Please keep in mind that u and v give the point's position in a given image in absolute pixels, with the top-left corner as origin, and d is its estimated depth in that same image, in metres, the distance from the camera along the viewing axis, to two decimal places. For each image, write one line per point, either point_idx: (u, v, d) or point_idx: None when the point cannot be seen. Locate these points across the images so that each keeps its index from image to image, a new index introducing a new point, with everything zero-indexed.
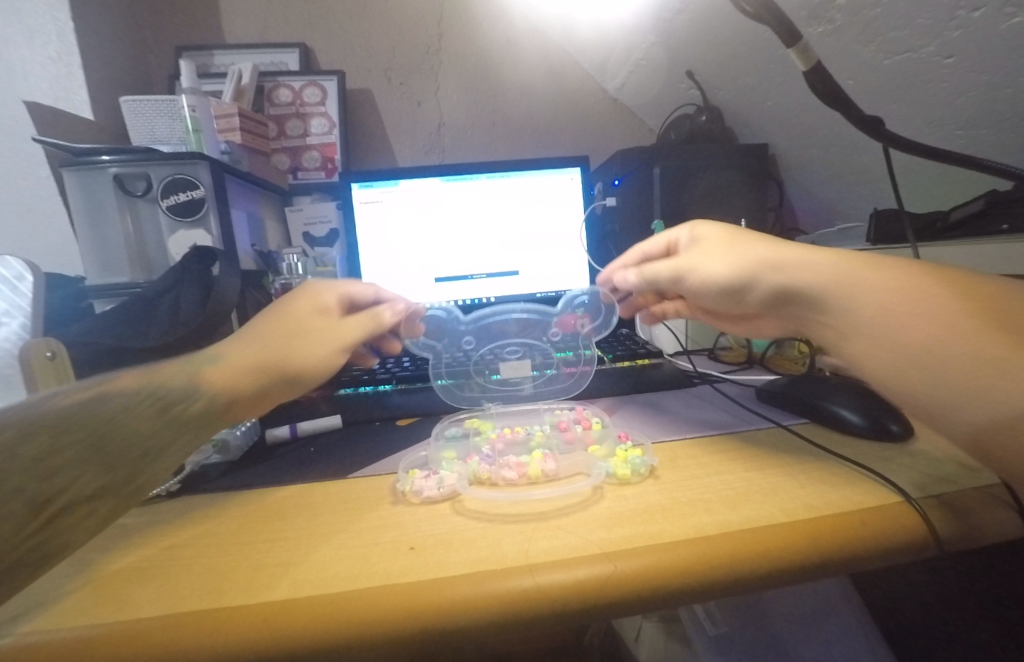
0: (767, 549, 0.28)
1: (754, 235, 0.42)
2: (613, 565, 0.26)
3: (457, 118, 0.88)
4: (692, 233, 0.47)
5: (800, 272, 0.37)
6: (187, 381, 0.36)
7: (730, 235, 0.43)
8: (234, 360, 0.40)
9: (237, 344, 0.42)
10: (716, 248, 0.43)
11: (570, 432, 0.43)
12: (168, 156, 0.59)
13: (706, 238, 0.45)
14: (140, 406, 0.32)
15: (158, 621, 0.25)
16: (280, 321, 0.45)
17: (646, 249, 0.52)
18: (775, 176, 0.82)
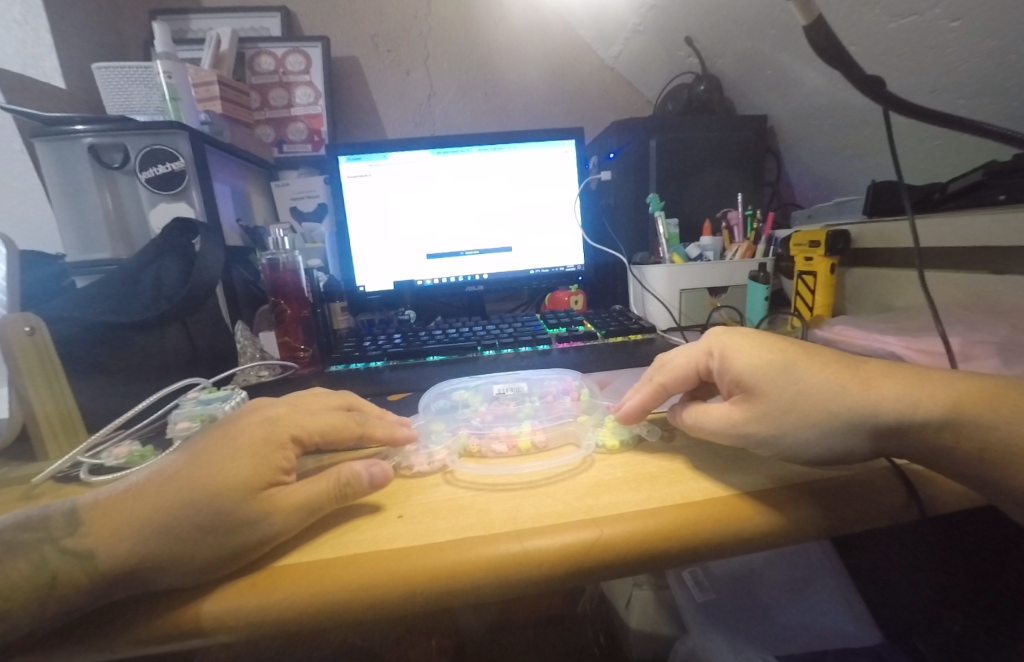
0: (755, 515, 0.28)
1: (794, 364, 0.31)
2: (599, 530, 0.26)
3: (447, 88, 0.86)
4: (726, 361, 0.33)
5: (861, 432, 0.28)
6: (79, 532, 0.25)
7: (780, 373, 0.31)
8: (137, 543, 0.25)
9: (138, 511, 0.26)
10: (785, 415, 0.30)
11: (559, 403, 0.42)
12: (144, 126, 0.57)
13: (760, 390, 0.31)
14: (28, 568, 0.24)
15: (141, 592, 0.25)
16: (183, 502, 0.26)
17: (667, 383, 0.37)
18: (772, 149, 0.81)
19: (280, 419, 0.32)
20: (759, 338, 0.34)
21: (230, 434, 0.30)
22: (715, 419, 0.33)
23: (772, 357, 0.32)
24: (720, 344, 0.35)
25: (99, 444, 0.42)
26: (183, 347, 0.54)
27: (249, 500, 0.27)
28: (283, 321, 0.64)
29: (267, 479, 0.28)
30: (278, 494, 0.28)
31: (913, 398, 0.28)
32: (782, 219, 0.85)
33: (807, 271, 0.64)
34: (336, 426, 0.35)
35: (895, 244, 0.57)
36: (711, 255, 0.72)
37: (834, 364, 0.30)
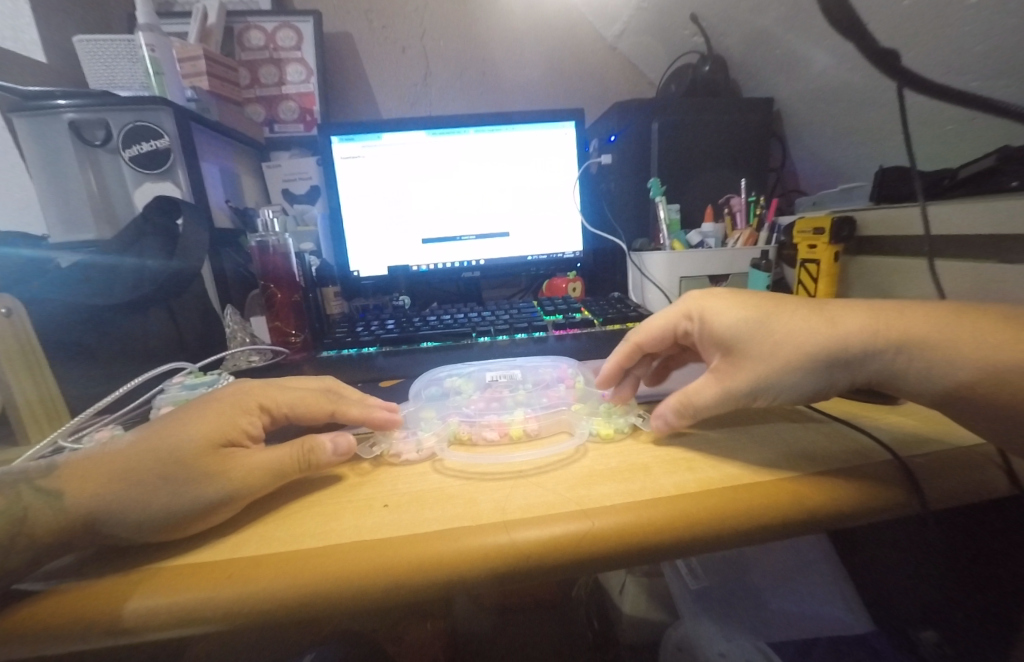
0: (752, 506, 0.27)
1: (774, 314, 0.32)
2: (590, 521, 0.25)
3: (443, 67, 0.83)
4: (707, 323, 0.34)
5: (827, 366, 0.30)
6: (54, 478, 0.27)
7: (762, 324, 0.32)
8: (108, 486, 0.26)
9: (105, 465, 0.27)
10: (771, 363, 0.31)
11: (554, 392, 0.41)
12: (127, 101, 0.55)
13: (743, 348, 0.32)
14: (6, 503, 0.26)
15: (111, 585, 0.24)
16: (149, 457, 0.27)
17: (643, 341, 0.38)
18: (777, 133, 0.79)
19: (253, 391, 0.34)
20: (739, 294, 0.35)
21: (203, 405, 0.31)
22: (708, 388, 0.33)
23: (751, 310, 0.32)
24: (697, 306, 0.35)
25: (81, 428, 0.41)
26: (169, 331, 0.53)
27: (205, 454, 0.28)
28: (273, 307, 0.63)
29: (229, 438, 0.29)
30: (236, 453, 0.29)
31: (878, 329, 0.30)
32: (786, 206, 0.83)
33: (810, 259, 0.62)
34: (307, 401, 0.35)
35: (906, 230, 0.55)
36: (712, 242, 0.70)
37: (807, 310, 0.32)
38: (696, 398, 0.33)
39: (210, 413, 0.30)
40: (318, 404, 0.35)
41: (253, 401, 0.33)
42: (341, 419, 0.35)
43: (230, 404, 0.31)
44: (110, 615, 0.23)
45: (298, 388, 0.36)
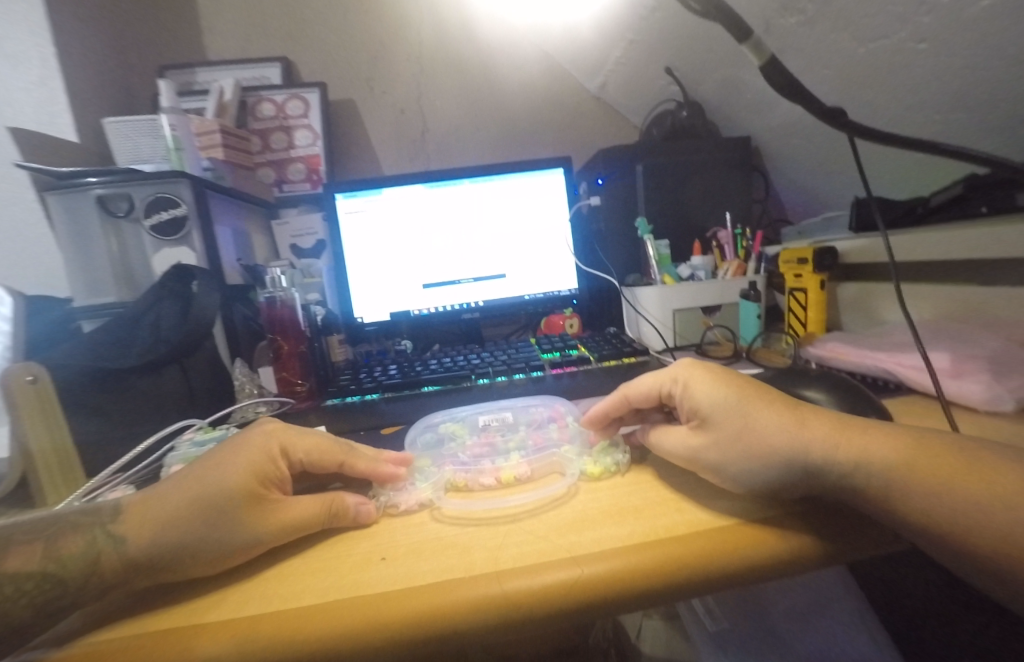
0: (736, 548, 0.27)
1: (752, 404, 0.31)
2: (579, 568, 0.26)
3: (441, 123, 0.89)
4: (687, 392, 0.34)
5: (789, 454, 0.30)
6: (121, 522, 0.29)
7: (741, 407, 0.31)
8: (163, 532, 0.28)
9: (163, 510, 0.29)
10: (732, 445, 0.30)
11: (545, 433, 0.42)
12: (149, 176, 0.60)
13: (713, 420, 0.32)
14: (80, 547, 0.27)
15: (150, 635, 0.25)
16: (198, 502, 0.29)
17: (630, 395, 0.37)
18: (759, 168, 0.82)
19: (274, 434, 0.35)
20: (715, 375, 0.34)
21: (229, 454, 0.32)
22: (678, 442, 0.33)
23: (728, 398, 0.32)
24: (685, 373, 0.35)
25: (96, 488, 0.44)
26: (181, 389, 0.56)
27: (250, 507, 0.30)
28: (280, 357, 0.66)
29: (260, 485, 0.31)
30: (271, 504, 0.31)
31: (840, 440, 0.28)
32: (774, 234, 0.85)
33: (798, 288, 0.64)
34: (321, 447, 0.36)
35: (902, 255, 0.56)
36: (702, 274, 0.72)
37: (783, 407, 0.31)
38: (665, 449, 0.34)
39: (235, 465, 0.31)
40: (336, 450, 0.37)
41: (272, 450, 0.34)
42: (350, 471, 0.37)
43: (249, 451, 0.33)
44: None
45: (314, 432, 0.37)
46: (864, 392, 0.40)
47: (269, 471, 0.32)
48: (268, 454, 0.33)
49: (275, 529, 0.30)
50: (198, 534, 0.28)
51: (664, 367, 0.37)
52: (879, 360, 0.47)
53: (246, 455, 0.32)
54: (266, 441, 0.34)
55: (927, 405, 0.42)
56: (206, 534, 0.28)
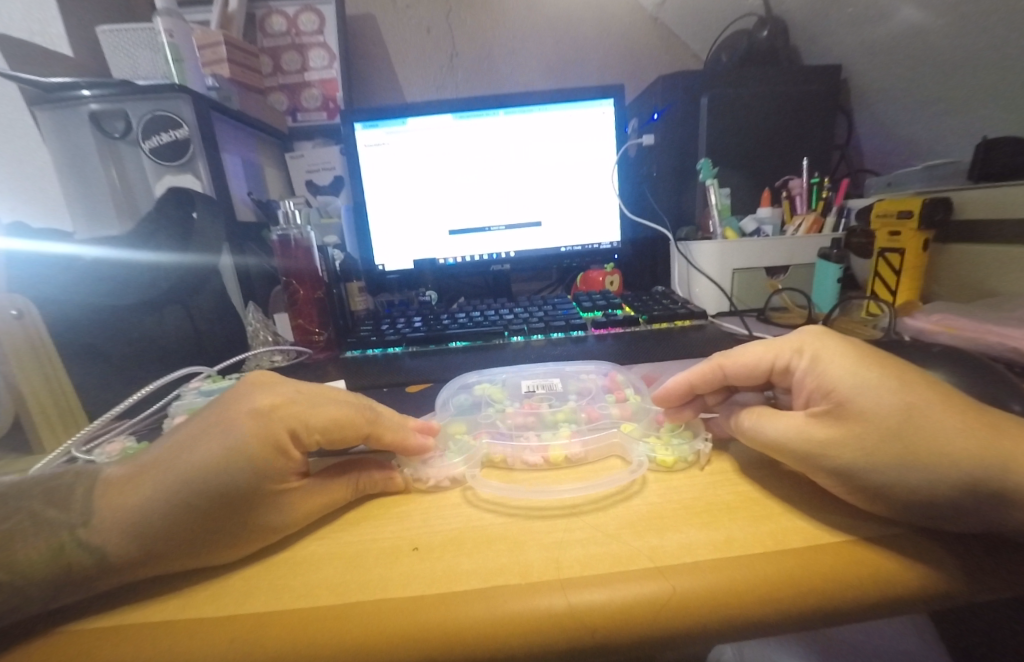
0: (874, 569, 0.21)
1: (909, 396, 0.24)
2: (668, 584, 0.20)
3: (472, 46, 0.78)
4: (816, 369, 0.27)
5: (949, 452, 0.23)
6: (94, 518, 0.23)
7: (893, 396, 0.24)
8: (149, 536, 0.23)
9: (143, 506, 0.23)
10: (885, 443, 0.23)
11: (601, 405, 0.36)
12: (144, 89, 0.52)
13: (856, 406, 0.25)
14: (39, 554, 0.22)
15: (132, 635, 0.20)
16: (187, 504, 0.23)
17: (728, 367, 0.31)
18: (842, 107, 0.71)
19: (274, 413, 0.26)
20: (851, 351, 0.27)
21: (223, 432, 0.25)
22: (784, 430, 0.27)
23: (877, 381, 0.25)
24: (814, 345, 0.28)
25: (96, 436, 0.39)
26: (187, 333, 0.50)
27: (255, 508, 0.24)
28: (295, 304, 0.60)
29: (268, 480, 0.24)
30: (281, 499, 0.25)
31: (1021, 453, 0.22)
32: (851, 187, 0.75)
33: (890, 248, 0.55)
34: (342, 420, 0.28)
35: None
36: (769, 230, 0.63)
37: (947, 402, 0.24)
38: (763, 437, 0.28)
39: (234, 457, 0.24)
40: (360, 422, 0.29)
41: (281, 429, 0.25)
42: (375, 443, 0.30)
43: (247, 435, 0.24)
44: None
45: (333, 396, 0.29)
46: (999, 374, 0.33)
47: (280, 459, 0.25)
48: (276, 437, 0.25)
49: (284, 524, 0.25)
50: (191, 536, 0.23)
51: (781, 337, 0.30)
52: (1004, 337, 0.39)
53: (243, 442, 0.24)
54: (271, 416, 0.26)
55: None
56: (202, 537, 0.23)
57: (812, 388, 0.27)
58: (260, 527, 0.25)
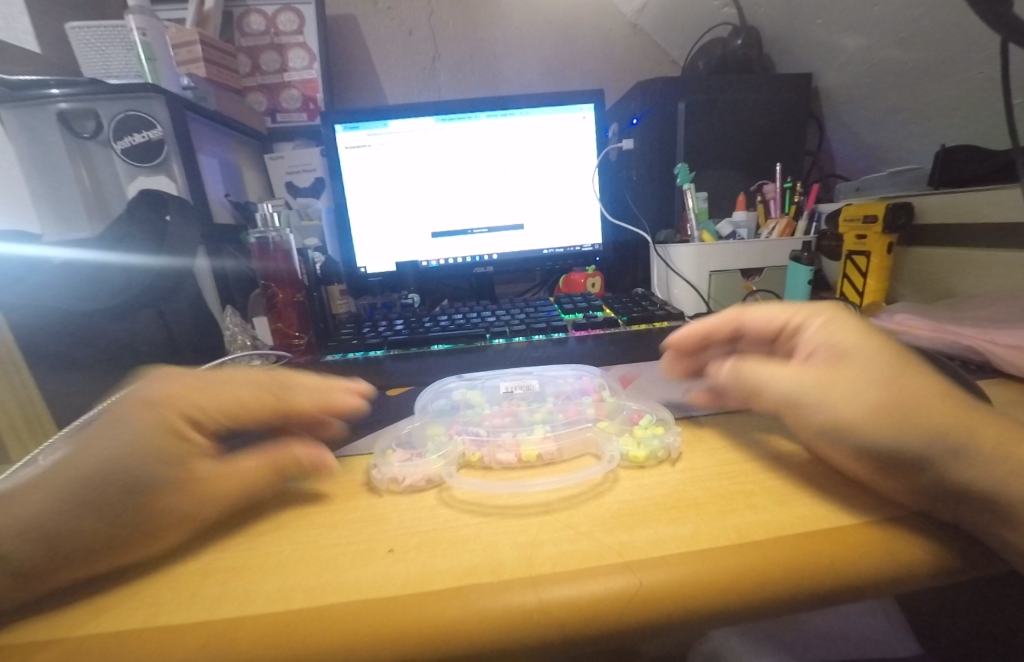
0: (834, 560, 0.22)
1: (902, 372, 0.26)
2: (636, 578, 0.21)
3: (453, 49, 0.78)
4: (824, 330, 0.29)
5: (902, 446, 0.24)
6: None
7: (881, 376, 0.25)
8: (56, 525, 0.23)
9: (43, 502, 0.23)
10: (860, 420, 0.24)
11: (576, 406, 0.36)
12: (116, 89, 0.51)
13: None
14: None
15: (100, 643, 0.20)
16: (92, 483, 0.24)
17: (747, 319, 0.33)
18: (815, 113, 0.73)
19: (166, 402, 0.27)
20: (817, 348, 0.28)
21: (115, 418, 0.26)
22: (780, 385, 0.28)
23: (860, 369, 0.26)
24: (830, 312, 0.30)
25: None
26: (161, 337, 0.49)
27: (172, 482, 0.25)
28: (274, 307, 0.60)
29: (171, 453, 0.26)
30: (192, 473, 0.26)
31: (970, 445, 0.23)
32: (824, 192, 0.77)
33: (858, 251, 0.56)
34: (250, 404, 0.30)
35: (993, 215, 0.48)
36: (744, 233, 0.65)
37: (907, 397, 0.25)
38: (758, 389, 0.29)
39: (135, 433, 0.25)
40: (271, 407, 0.30)
41: (175, 412, 0.27)
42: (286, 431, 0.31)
43: (140, 418, 0.26)
44: None
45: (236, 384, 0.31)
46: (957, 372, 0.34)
47: (175, 436, 0.26)
48: (163, 418, 0.26)
49: (205, 499, 0.26)
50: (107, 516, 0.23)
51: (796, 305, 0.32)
52: (963, 336, 0.41)
53: (137, 423, 0.26)
54: (164, 406, 0.27)
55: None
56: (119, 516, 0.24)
57: (812, 351, 0.29)
58: (181, 501, 0.25)
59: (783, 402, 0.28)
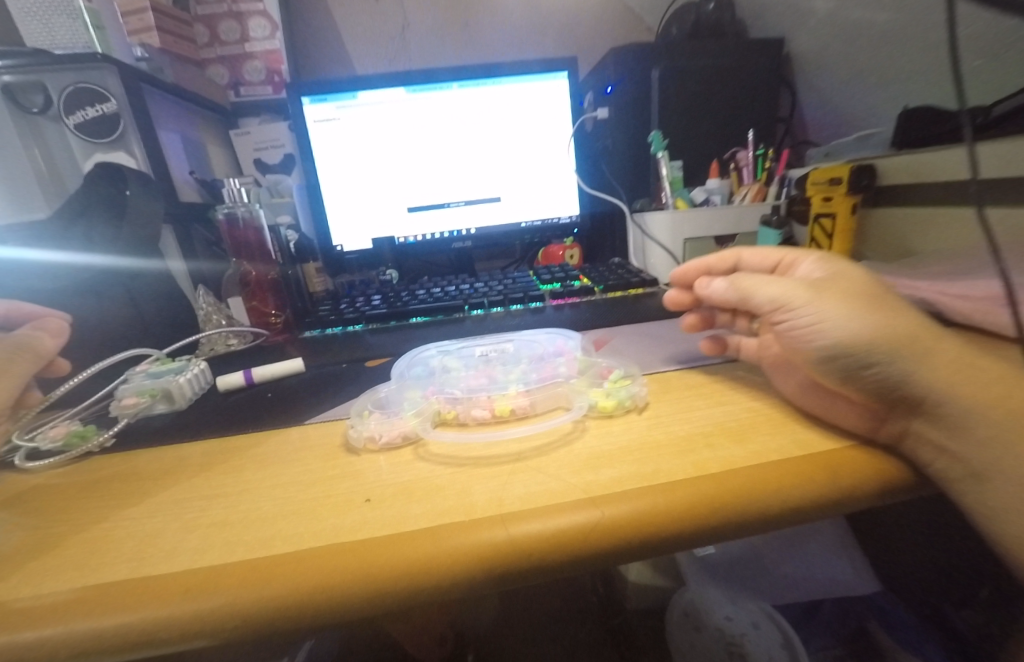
0: (784, 485, 0.23)
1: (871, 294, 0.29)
2: (600, 511, 0.22)
3: (422, 17, 0.76)
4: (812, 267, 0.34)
5: None
6: None
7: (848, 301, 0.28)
8: None
9: None
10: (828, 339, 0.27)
11: (550, 365, 0.37)
12: (64, 59, 0.50)
13: None
14: None
15: (84, 597, 0.21)
16: None
17: (745, 256, 0.40)
18: (785, 80, 0.74)
19: None
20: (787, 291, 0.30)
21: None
22: (774, 288, 0.31)
23: (825, 305, 0.28)
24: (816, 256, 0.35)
25: (37, 423, 0.38)
26: (132, 316, 0.49)
27: None
28: (249, 286, 0.59)
29: None
30: None
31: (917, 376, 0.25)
32: (795, 158, 0.78)
33: (825, 213, 0.58)
34: None
35: (942, 174, 0.50)
36: (716, 199, 0.66)
37: (858, 337, 0.27)
38: (752, 293, 0.32)
39: None
40: None
41: None
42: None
43: None
44: (73, 644, 0.20)
45: None
46: None
47: None
48: None
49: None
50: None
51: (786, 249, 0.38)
52: (919, 289, 0.43)
53: None
54: None
55: (973, 337, 0.38)
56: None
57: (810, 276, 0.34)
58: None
59: (773, 304, 0.30)
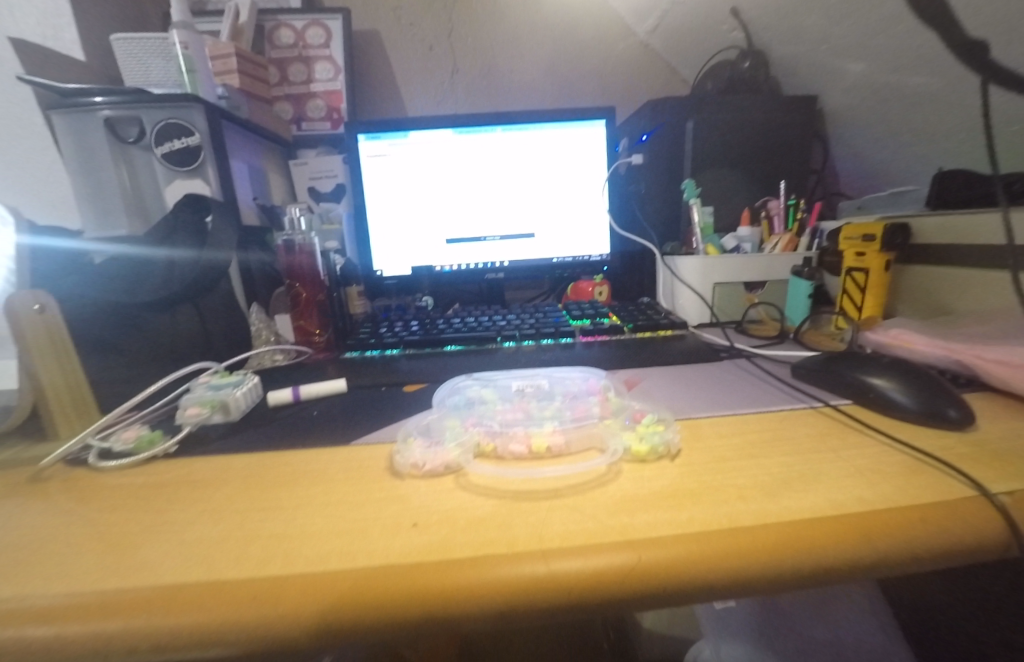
0: (814, 543, 0.25)
1: None
2: (636, 555, 0.24)
3: (471, 65, 0.82)
4: None
5: None
6: None
7: None
8: None
9: None
10: None
11: (584, 404, 0.39)
12: (159, 98, 0.55)
13: None
14: None
15: (158, 597, 0.23)
16: None
17: None
18: (820, 134, 0.76)
19: None
20: None
21: None
22: None
23: None
24: None
25: (109, 426, 0.41)
26: (195, 331, 0.53)
27: None
28: (298, 306, 0.63)
29: None
30: None
31: None
32: (828, 209, 0.80)
33: (857, 268, 0.59)
34: None
35: (979, 238, 0.51)
36: (748, 247, 0.68)
37: None
38: None
39: None
40: None
41: None
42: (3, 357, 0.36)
43: None
44: (150, 638, 0.22)
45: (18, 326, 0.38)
46: (931, 380, 0.38)
47: None
48: None
49: None
50: None
51: None
52: (951, 351, 0.44)
53: None
54: None
55: (1006, 404, 0.39)
56: None
57: None
58: None
59: None
